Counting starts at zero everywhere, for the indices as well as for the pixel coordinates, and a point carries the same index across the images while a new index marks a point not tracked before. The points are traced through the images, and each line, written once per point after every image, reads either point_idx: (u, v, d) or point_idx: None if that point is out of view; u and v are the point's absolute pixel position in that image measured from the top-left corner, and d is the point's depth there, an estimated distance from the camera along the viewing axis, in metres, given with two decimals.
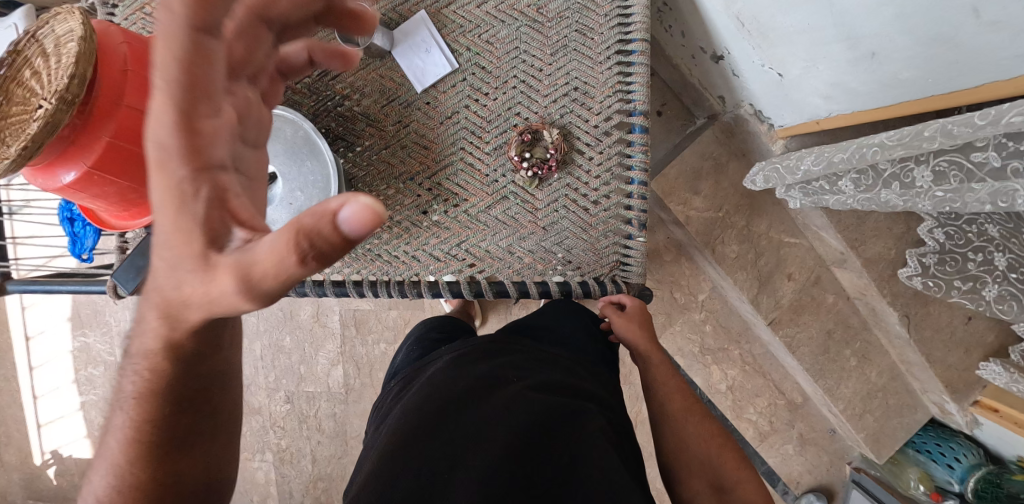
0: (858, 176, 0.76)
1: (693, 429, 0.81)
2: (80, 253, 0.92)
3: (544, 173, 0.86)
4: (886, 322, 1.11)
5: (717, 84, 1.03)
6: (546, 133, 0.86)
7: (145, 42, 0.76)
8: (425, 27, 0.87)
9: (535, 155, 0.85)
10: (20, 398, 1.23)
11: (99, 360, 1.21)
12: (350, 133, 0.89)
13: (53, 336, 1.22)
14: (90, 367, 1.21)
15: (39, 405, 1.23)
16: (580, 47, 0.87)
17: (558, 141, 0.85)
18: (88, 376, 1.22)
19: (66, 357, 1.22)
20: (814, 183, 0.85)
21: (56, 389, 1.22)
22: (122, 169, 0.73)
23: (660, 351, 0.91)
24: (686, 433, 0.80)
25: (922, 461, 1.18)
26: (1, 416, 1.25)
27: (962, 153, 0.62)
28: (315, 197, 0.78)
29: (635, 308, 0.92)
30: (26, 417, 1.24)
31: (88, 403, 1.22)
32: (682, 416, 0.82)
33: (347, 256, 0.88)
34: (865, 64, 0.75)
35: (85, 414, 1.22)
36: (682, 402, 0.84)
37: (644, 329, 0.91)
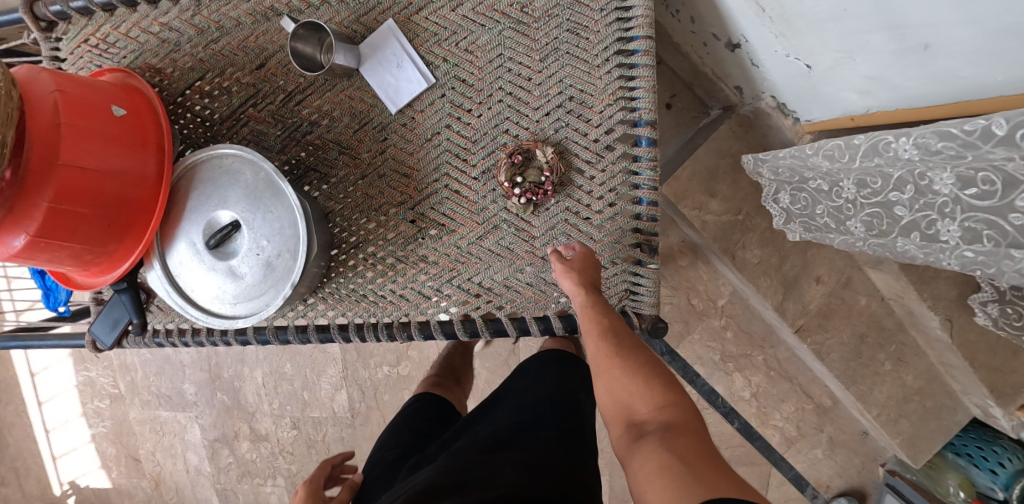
0: (871, 218, 0.68)
1: (624, 363, 0.60)
2: (56, 306, 0.86)
3: (539, 198, 0.76)
4: (925, 325, 1.00)
5: (733, 73, 0.91)
6: (540, 153, 0.76)
7: (82, 87, 0.68)
8: (394, 38, 0.77)
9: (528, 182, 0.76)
10: (30, 433, 1.23)
11: (104, 393, 1.20)
12: (323, 163, 0.80)
13: (57, 372, 1.21)
14: (96, 400, 1.21)
15: (51, 438, 1.23)
16: (573, 49, 0.75)
17: (554, 163, 0.75)
18: (95, 409, 1.21)
19: (71, 392, 1.21)
20: (820, 218, 0.78)
21: (66, 422, 1.22)
22: (71, 232, 0.66)
23: (597, 292, 0.68)
24: (614, 370, 0.60)
25: (962, 465, 1.06)
26: (17, 450, 1.25)
27: (997, 213, 0.52)
28: (286, 245, 0.71)
29: (579, 257, 0.71)
30: (40, 450, 1.24)
31: (98, 435, 1.21)
32: (611, 351, 0.61)
33: (331, 298, 0.82)
34: (913, 57, 0.62)
35: (97, 445, 1.21)
36: (617, 331, 0.64)
37: (591, 280, 0.69)
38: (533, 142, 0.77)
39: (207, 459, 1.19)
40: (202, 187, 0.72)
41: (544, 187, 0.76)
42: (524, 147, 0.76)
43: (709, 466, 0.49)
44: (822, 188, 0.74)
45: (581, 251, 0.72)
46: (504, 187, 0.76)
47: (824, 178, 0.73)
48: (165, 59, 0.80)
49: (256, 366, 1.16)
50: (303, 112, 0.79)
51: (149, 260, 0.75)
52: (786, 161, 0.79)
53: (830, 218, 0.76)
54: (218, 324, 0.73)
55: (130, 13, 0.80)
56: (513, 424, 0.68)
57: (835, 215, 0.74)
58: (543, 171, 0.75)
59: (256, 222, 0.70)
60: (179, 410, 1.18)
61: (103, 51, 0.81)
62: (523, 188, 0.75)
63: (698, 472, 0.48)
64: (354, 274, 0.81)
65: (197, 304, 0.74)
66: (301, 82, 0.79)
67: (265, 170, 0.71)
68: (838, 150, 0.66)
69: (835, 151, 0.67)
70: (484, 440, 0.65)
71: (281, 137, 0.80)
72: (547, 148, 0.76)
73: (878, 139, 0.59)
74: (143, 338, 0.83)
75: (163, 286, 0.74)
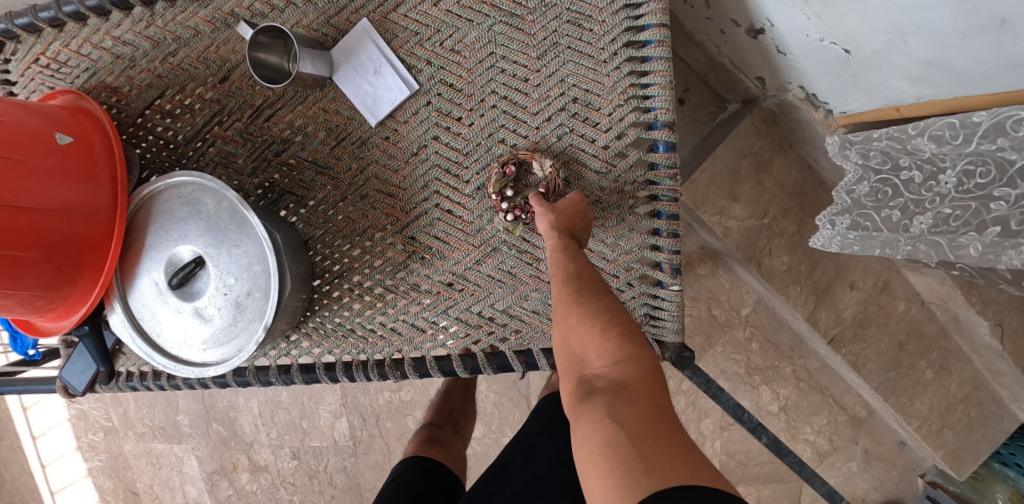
0: (950, 215, 0.57)
1: (587, 315, 0.53)
2: (25, 350, 0.79)
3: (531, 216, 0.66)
4: (973, 331, 0.91)
5: (754, 63, 0.79)
6: (536, 165, 0.66)
7: (19, 115, 0.60)
8: (370, 40, 0.68)
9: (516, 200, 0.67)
10: (28, 468, 1.19)
11: (98, 426, 1.15)
12: (299, 185, 0.72)
13: (50, 404, 1.17)
14: (91, 434, 1.15)
15: (48, 473, 1.19)
16: (575, 43, 0.66)
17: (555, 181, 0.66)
18: (90, 443, 1.16)
19: (66, 425, 1.16)
20: (884, 212, 0.66)
21: (62, 456, 1.17)
22: (16, 277, 0.59)
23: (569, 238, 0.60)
24: (575, 324, 0.54)
25: (1011, 476, 0.99)
26: (15, 486, 1.21)
27: None
28: (257, 281, 0.63)
29: (569, 203, 0.62)
30: (37, 486, 1.19)
31: (94, 469, 1.16)
32: (573, 300, 0.55)
33: (314, 335, 0.73)
34: (986, 36, 0.51)
35: (94, 480, 1.16)
36: (584, 278, 0.56)
37: (573, 228, 0.61)
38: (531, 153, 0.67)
39: (207, 492, 1.13)
40: (161, 220, 0.65)
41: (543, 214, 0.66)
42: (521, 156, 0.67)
43: (659, 435, 0.43)
44: (913, 180, 0.62)
45: (576, 198, 0.62)
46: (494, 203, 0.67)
47: (921, 164, 0.61)
48: (121, 76, 0.72)
49: (251, 395, 1.09)
50: (274, 129, 0.71)
51: (110, 302, 0.67)
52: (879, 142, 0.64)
53: (896, 212, 0.64)
54: (189, 374, 0.65)
55: (81, 27, 0.72)
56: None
57: (906, 207, 0.63)
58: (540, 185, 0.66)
59: (221, 259, 0.62)
60: (174, 442, 1.12)
61: (55, 71, 0.74)
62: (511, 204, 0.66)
63: (641, 441, 0.42)
64: (339, 306, 0.73)
65: (165, 351, 0.66)
66: (269, 95, 0.70)
67: (229, 199, 0.63)
68: (953, 132, 0.55)
69: (948, 130, 0.55)
70: None
71: (251, 157, 0.72)
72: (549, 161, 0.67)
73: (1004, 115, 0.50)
74: (119, 383, 0.76)
75: (126, 330, 0.66)
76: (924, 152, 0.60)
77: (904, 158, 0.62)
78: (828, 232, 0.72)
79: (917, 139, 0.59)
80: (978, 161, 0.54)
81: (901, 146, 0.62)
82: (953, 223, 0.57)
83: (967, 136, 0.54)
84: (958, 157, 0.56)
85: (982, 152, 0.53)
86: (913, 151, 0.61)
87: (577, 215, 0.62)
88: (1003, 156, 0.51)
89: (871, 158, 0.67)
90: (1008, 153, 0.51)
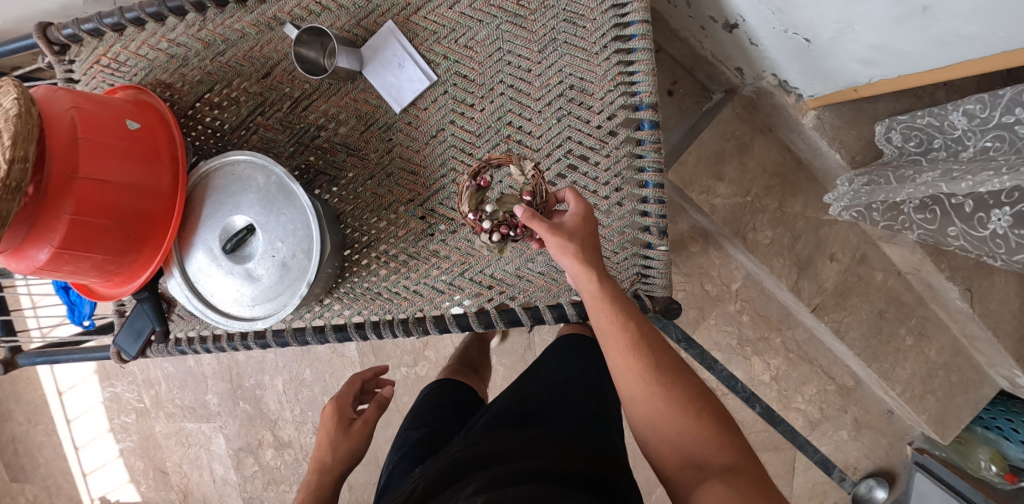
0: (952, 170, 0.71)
1: (667, 390, 0.57)
2: (81, 321, 0.88)
3: (513, 232, 0.71)
4: (945, 299, 0.99)
5: (732, 55, 0.89)
6: (514, 168, 0.71)
7: (96, 104, 0.70)
8: (394, 39, 0.78)
9: (495, 214, 0.73)
10: (61, 451, 1.26)
11: (130, 408, 1.23)
12: (332, 166, 0.82)
13: (85, 389, 1.25)
14: (123, 415, 1.23)
15: (81, 455, 1.26)
16: (570, 38, 0.76)
17: (538, 185, 0.70)
18: (122, 424, 1.24)
19: (100, 408, 1.24)
20: (900, 172, 0.79)
21: (94, 439, 1.25)
22: (93, 243, 0.68)
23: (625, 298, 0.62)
24: (656, 400, 0.57)
25: (992, 439, 1.08)
26: (47, 470, 1.27)
27: None
28: (298, 246, 0.72)
29: (578, 218, 0.64)
30: (70, 468, 1.26)
31: (126, 449, 1.24)
32: (651, 378, 0.58)
33: (346, 298, 0.83)
34: (916, 21, 0.61)
35: (125, 460, 1.24)
36: (651, 350, 0.59)
37: (595, 261, 0.62)
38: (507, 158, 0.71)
39: (233, 469, 1.20)
40: (216, 194, 0.74)
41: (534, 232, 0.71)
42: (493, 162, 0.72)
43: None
44: (938, 157, 0.76)
45: (577, 215, 0.64)
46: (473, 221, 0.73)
47: (949, 143, 0.75)
48: (174, 73, 0.82)
49: (276, 374, 1.17)
50: (310, 117, 0.81)
51: (168, 268, 0.77)
52: (920, 119, 0.77)
53: (910, 171, 0.77)
54: (239, 327, 0.75)
55: (139, 32, 0.82)
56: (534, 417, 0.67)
57: (917, 169, 0.76)
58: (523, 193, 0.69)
59: (270, 226, 0.72)
60: (204, 421, 1.20)
61: (115, 70, 0.84)
62: (491, 224, 0.71)
63: None
64: (367, 272, 0.82)
65: (217, 308, 0.75)
66: (307, 87, 0.80)
67: (276, 174, 0.73)
68: (981, 109, 0.69)
69: (979, 106, 0.70)
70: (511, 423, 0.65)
71: (290, 142, 0.82)
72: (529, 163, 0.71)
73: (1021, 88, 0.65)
74: (167, 346, 0.85)
75: (183, 293, 0.76)
76: (954, 130, 0.74)
77: (937, 139, 0.76)
78: (845, 189, 0.87)
79: (950, 116, 0.73)
80: (998, 135, 0.68)
81: (936, 126, 0.76)
82: (952, 173, 0.69)
83: (992, 111, 0.68)
84: (982, 134, 0.70)
85: (1003, 125, 0.68)
86: (947, 131, 0.75)
87: (595, 246, 0.64)
88: (1017, 127, 0.66)
89: (909, 140, 0.80)
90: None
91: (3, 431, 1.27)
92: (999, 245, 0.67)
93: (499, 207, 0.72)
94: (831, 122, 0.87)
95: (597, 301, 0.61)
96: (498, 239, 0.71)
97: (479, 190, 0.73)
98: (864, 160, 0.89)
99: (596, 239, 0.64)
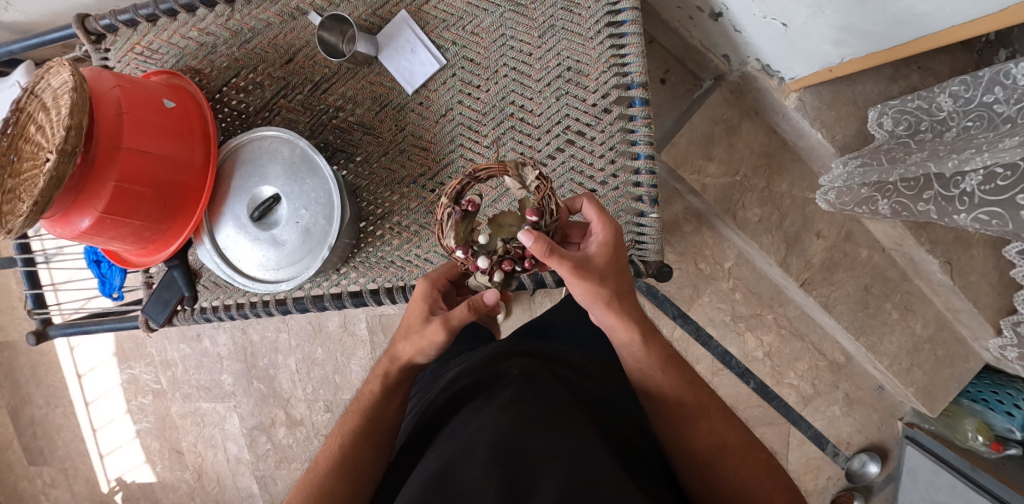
0: (937, 149, 0.75)
1: (736, 467, 0.61)
2: (111, 292, 0.94)
3: (512, 267, 0.61)
4: (928, 272, 1.04)
5: (719, 43, 0.97)
6: (510, 181, 0.59)
7: (137, 83, 0.76)
8: (407, 27, 0.85)
9: (490, 245, 0.60)
10: (80, 433, 1.31)
11: (147, 389, 1.28)
12: (349, 144, 0.88)
13: (104, 373, 1.29)
14: (141, 397, 1.29)
15: (99, 437, 1.30)
16: (568, 24, 0.83)
17: (545, 198, 0.60)
18: (139, 405, 1.29)
19: (117, 390, 1.29)
20: (889, 153, 0.83)
21: (112, 420, 1.30)
22: (132, 209, 0.74)
23: (687, 369, 0.65)
24: (721, 480, 0.61)
25: (978, 411, 1.11)
26: (66, 451, 1.32)
27: None
28: (320, 213, 0.78)
29: (603, 251, 0.62)
30: (88, 450, 1.31)
31: (143, 431, 1.29)
32: (726, 453, 0.61)
33: (361, 266, 0.88)
34: (875, 3, 0.67)
35: (141, 441, 1.29)
36: (715, 429, 0.62)
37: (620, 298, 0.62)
38: (498, 170, 0.59)
39: (246, 447, 1.25)
40: (244, 166, 0.81)
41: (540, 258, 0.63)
42: (481, 177, 0.60)
43: None
44: (925, 138, 0.80)
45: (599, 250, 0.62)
46: (464, 259, 0.60)
47: (935, 125, 0.79)
48: (204, 60, 0.89)
49: (289, 353, 1.22)
50: (329, 99, 0.88)
51: (199, 237, 0.83)
52: (909, 103, 0.82)
53: (901, 151, 0.81)
54: (264, 289, 0.81)
55: (172, 22, 0.89)
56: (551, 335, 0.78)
57: (906, 150, 0.81)
58: (528, 213, 0.59)
59: (294, 195, 0.78)
60: (219, 401, 1.25)
61: (148, 57, 0.90)
62: (490, 262, 0.60)
63: None
64: (381, 242, 0.88)
65: (243, 272, 0.82)
66: (326, 71, 0.87)
67: (301, 147, 0.79)
68: (967, 88, 0.74)
69: (963, 87, 0.74)
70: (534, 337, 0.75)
71: (310, 123, 0.88)
72: (529, 170, 0.60)
73: (1000, 68, 0.69)
74: (194, 313, 0.90)
75: (212, 260, 0.82)
76: (940, 112, 0.79)
77: (924, 121, 0.81)
78: (839, 171, 0.92)
79: (939, 98, 0.78)
80: (979, 115, 0.73)
81: (924, 109, 0.80)
82: (939, 153, 0.74)
83: (975, 91, 0.73)
84: (965, 114, 0.75)
85: (984, 105, 0.73)
86: (933, 113, 0.79)
87: (621, 284, 0.63)
88: (997, 106, 0.71)
89: (899, 124, 0.84)
90: (1001, 102, 0.70)
91: (24, 414, 1.32)
92: (965, 203, 0.73)
93: (494, 235, 0.60)
94: (813, 103, 0.93)
95: (661, 376, 0.63)
96: (500, 278, 0.61)
97: (468, 217, 0.60)
98: (843, 139, 0.94)
99: (621, 272, 0.64)
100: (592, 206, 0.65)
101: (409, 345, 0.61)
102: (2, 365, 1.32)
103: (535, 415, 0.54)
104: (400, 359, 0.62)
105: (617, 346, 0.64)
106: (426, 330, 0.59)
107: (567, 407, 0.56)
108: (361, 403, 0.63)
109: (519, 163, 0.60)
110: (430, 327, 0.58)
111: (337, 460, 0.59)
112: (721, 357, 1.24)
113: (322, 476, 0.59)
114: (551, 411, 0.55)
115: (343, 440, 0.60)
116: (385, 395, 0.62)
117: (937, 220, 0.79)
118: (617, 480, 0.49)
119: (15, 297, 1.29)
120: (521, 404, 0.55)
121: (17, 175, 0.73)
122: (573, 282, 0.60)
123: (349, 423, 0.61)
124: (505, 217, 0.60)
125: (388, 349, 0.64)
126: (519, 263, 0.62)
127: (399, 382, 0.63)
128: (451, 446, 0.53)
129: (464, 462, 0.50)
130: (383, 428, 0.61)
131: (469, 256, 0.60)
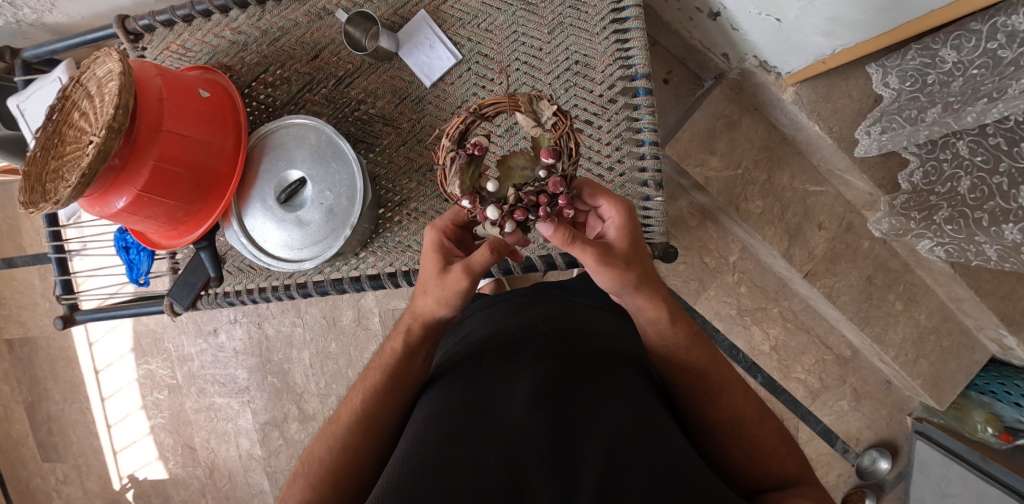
0: (949, 102, 0.74)
1: (752, 437, 0.59)
2: (138, 277, 1.02)
3: (522, 217, 0.58)
4: (929, 262, 1.04)
5: (718, 41, 1.02)
6: (522, 119, 0.56)
7: (176, 73, 0.81)
8: (426, 25, 0.91)
9: (500, 192, 0.59)
10: (95, 429, 1.46)
11: (162, 385, 1.41)
12: (369, 135, 0.93)
13: (119, 367, 1.43)
14: (156, 392, 1.42)
15: (113, 432, 1.45)
16: (576, 22, 0.88)
17: (563, 135, 0.57)
18: (153, 401, 1.42)
19: (132, 386, 1.43)
20: (908, 113, 0.80)
21: (126, 415, 1.44)
22: (168, 189, 0.78)
23: (708, 347, 0.64)
24: (737, 449, 0.59)
25: (986, 402, 1.10)
26: (82, 448, 1.47)
27: None
28: (343, 195, 0.83)
29: (627, 240, 0.62)
30: (102, 446, 1.46)
31: (156, 426, 1.43)
32: (737, 426, 0.60)
33: (380, 251, 0.93)
34: None
35: (153, 438, 1.43)
36: (733, 401, 0.61)
37: (645, 276, 0.62)
38: (508, 106, 0.56)
39: (259, 443, 1.35)
40: (273, 151, 0.86)
41: (557, 202, 0.59)
42: (488, 114, 0.57)
43: None
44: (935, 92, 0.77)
45: (619, 239, 0.62)
46: (473, 207, 0.59)
47: (942, 77, 0.76)
48: (235, 57, 0.95)
49: (305, 347, 1.31)
50: (352, 92, 0.93)
51: (228, 221, 0.87)
52: (912, 59, 0.78)
53: (918, 110, 0.79)
54: (287, 267, 0.86)
55: (205, 22, 0.96)
56: (566, 287, 0.79)
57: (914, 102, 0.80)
58: (543, 154, 0.57)
59: (319, 177, 0.83)
60: (232, 396, 1.36)
61: (182, 55, 0.97)
62: (500, 212, 0.58)
63: None
64: (399, 228, 0.92)
65: (268, 252, 0.86)
66: (349, 67, 0.93)
67: (326, 133, 0.84)
68: (967, 39, 0.72)
69: (964, 37, 0.72)
70: (561, 289, 0.76)
71: (334, 115, 0.94)
72: (544, 105, 0.56)
73: (993, 19, 0.68)
74: (217, 297, 0.95)
75: (239, 241, 0.87)
76: (945, 65, 0.75)
77: (931, 75, 0.77)
78: (868, 139, 0.84)
79: (941, 52, 0.75)
80: (984, 62, 0.71)
81: (927, 64, 0.77)
82: (955, 104, 0.73)
83: (977, 40, 0.71)
84: (969, 63, 0.73)
85: (988, 52, 0.70)
86: (938, 65, 0.76)
87: (647, 265, 0.63)
88: (998, 51, 0.69)
89: (906, 82, 0.80)
90: (1004, 48, 0.68)
91: (41, 410, 1.47)
92: None
93: (504, 181, 0.60)
94: (807, 97, 0.96)
95: (685, 353, 0.62)
96: (512, 229, 0.59)
97: (473, 161, 0.59)
98: (843, 131, 0.96)
99: (644, 255, 0.64)
100: (593, 191, 0.65)
101: (429, 299, 0.62)
102: (23, 361, 1.47)
103: (571, 376, 0.56)
104: (423, 313, 0.64)
105: (642, 324, 0.64)
106: (447, 279, 0.61)
107: (602, 373, 0.57)
108: (383, 359, 0.64)
109: (532, 97, 0.56)
110: (453, 275, 0.60)
111: (358, 416, 0.61)
112: (728, 351, 1.27)
113: (344, 430, 0.61)
114: (588, 375, 0.57)
115: (364, 397, 0.62)
116: (407, 353, 0.63)
117: (1005, 155, 0.73)
118: (656, 439, 0.50)
119: (37, 294, 1.43)
120: (558, 363, 0.57)
121: (60, 158, 0.77)
122: (597, 270, 0.60)
123: (371, 379, 0.63)
124: (515, 160, 0.60)
125: (411, 305, 0.65)
126: (533, 210, 0.59)
127: (421, 340, 0.64)
128: (490, 388, 0.56)
129: (500, 410, 0.52)
130: (405, 389, 0.63)
131: (478, 206, 0.59)
